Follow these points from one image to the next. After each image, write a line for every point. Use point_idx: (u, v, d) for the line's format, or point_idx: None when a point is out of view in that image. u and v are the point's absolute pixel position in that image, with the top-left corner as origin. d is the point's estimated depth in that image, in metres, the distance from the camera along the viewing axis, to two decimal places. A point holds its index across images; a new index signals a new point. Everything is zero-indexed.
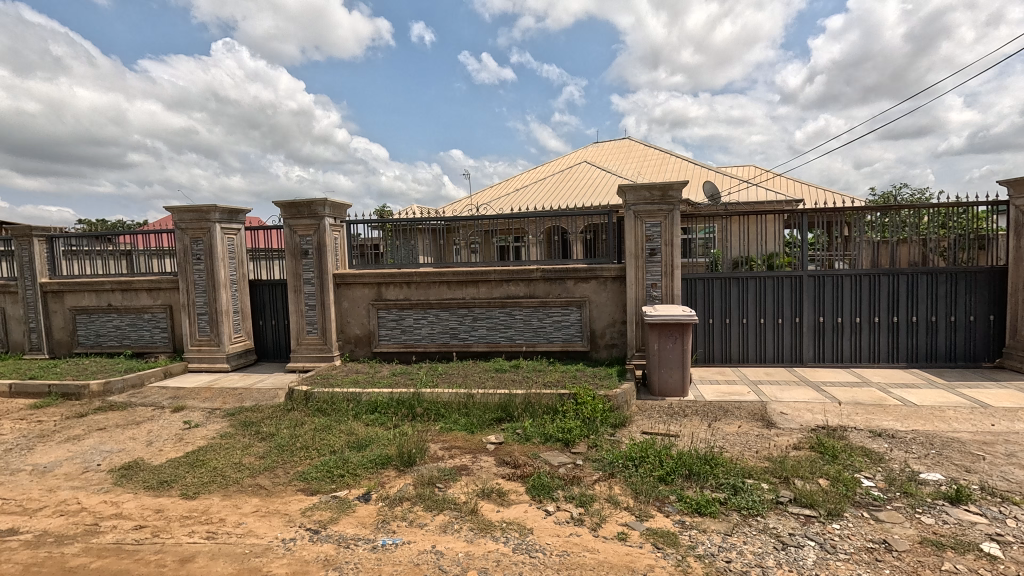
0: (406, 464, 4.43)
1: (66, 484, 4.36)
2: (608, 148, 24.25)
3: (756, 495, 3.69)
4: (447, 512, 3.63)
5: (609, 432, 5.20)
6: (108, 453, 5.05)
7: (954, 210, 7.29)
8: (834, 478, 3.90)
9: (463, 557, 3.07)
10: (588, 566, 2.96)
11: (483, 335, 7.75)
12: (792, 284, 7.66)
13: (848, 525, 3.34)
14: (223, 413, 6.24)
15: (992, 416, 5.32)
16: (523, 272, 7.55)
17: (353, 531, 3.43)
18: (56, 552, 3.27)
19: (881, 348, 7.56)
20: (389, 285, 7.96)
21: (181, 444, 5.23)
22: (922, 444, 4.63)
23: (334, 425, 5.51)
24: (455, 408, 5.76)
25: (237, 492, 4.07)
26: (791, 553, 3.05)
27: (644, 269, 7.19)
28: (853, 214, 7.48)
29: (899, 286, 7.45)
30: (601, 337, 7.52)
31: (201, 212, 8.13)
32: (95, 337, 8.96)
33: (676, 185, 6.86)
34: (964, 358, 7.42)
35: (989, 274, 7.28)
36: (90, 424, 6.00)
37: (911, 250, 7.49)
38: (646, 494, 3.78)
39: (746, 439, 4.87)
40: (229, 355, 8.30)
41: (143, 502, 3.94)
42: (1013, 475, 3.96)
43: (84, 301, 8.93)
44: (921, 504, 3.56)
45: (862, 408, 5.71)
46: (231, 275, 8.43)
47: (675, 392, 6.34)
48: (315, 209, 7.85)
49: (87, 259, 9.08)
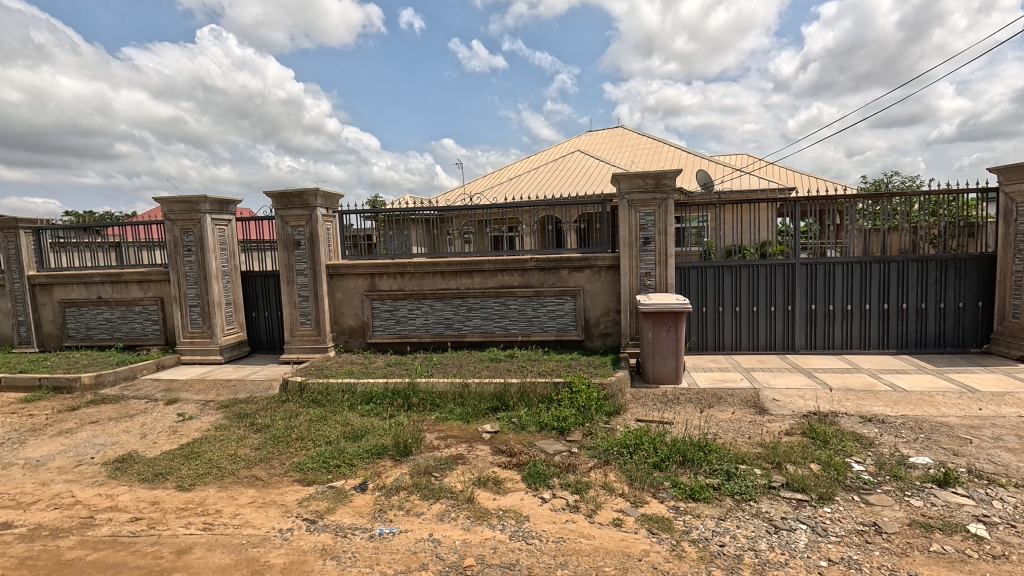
0: (402, 453, 4.45)
1: (59, 478, 4.33)
2: (602, 137, 24.16)
3: (749, 480, 3.73)
4: (444, 500, 3.65)
5: (604, 419, 5.23)
6: (102, 446, 5.03)
7: (945, 198, 7.30)
8: (826, 463, 3.96)
9: (460, 545, 3.09)
10: (584, 553, 2.99)
11: (478, 325, 7.75)
12: (785, 272, 7.70)
13: (839, 508, 3.39)
14: (217, 405, 6.21)
15: (980, 400, 5.41)
16: (517, 262, 7.54)
17: (351, 521, 3.44)
18: (52, 545, 3.27)
19: (872, 335, 7.64)
20: (382, 275, 7.91)
21: (175, 437, 5.20)
22: (911, 429, 4.70)
23: (329, 415, 5.52)
24: (450, 398, 5.78)
25: (233, 483, 4.07)
26: (783, 537, 3.10)
27: (638, 258, 7.20)
28: (846, 202, 7.53)
29: (890, 274, 7.52)
30: (596, 326, 7.55)
31: (190, 203, 8.02)
32: (86, 331, 8.87)
33: (670, 174, 6.86)
34: (953, 345, 7.52)
35: (979, 261, 7.37)
36: (82, 417, 5.98)
37: (902, 238, 7.54)
38: (641, 481, 3.81)
39: (739, 426, 4.91)
40: (223, 347, 8.28)
41: (138, 495, 3.92)
42: (1000, 458, 4.03)
43: (74, 294, 8.82)
44: (910, 487, 3.63)
45: (852, 394, 5.79)
46: (223, 267, 8.35)
47: (669, 379, 6.38)
48: (307, 199, 7.79)
49: (76, 251, 8.97)
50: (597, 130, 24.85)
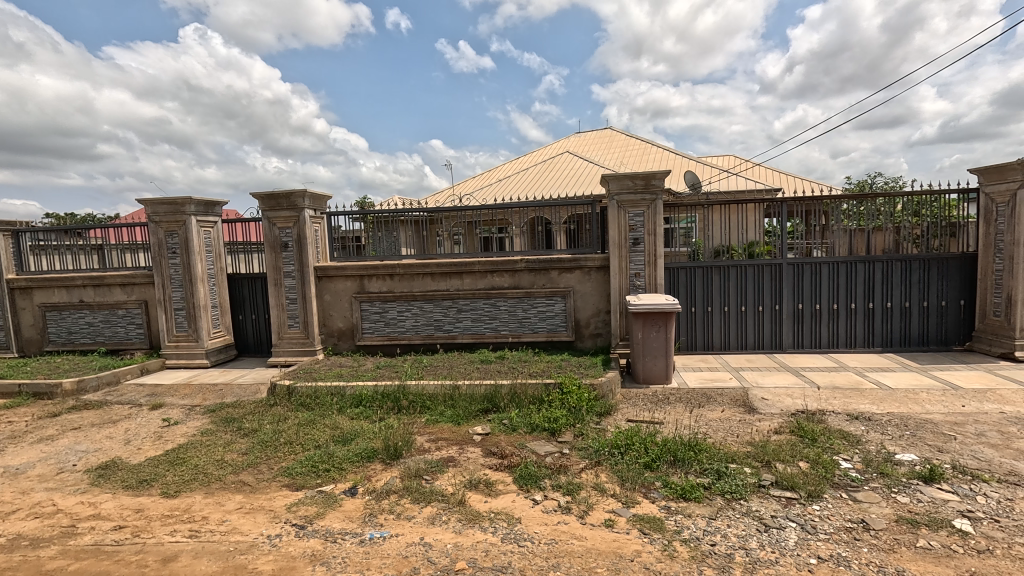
0: (392, 456, 4.41)
1: (40, 486, 4.23)
2: (590, 138, 24.23)
3: (739, 479, 3.76)
4: (435, 504, 3.63)
5: (595, 420, 5.24)
6: (84, 453, 4.93)
7: (927, 198, 7.44)
8: (814, 461, 4.00)
9: (452, 548, 3.07)
10: (576, 554, 2.98)
11: (468, 327, 7.73)
12: (772, 272, 7.78)
13: (828, 506, 3.42)
14: (204, 410, 6.11)
15: (962, 397, 5.50)
16: (507, 263, 7.52)
17: (340, 526, 3.40)
18: (32, 555, 3.18)
19: (857, 335, 7.74)
20: (372, 277, 7.85)
21: (160, 442, 5.12)
22: (897, 426, 4.77)
23: (318, 419, 5.46)
24: (441, 400, 5.74)
25: (220, 489, 4.01)
26: (773, 535, 3.12)
27: (628, 258, 7.22)
28: (831, 202, 7.61)
29: (875, 273, 7.62)
30: (586, 327, 7.56)
31: (176, 204, 7.90)
32: (67, 335, 8.69)
33: (659, 174, 6.88)
34: (936, 343, 7.64)
35: (960, 261, 7.50)
36: (64, 424, 5.84)
37: (885, 237, 7.65)
38: (632, 481, 3.81)
39: (729, 426, 4.94)
40: (209, 351, 8.15)
41: (122, 502, 3.84)
42: (983, 453, 4.11)
43: (54, 298, 8.64)
44: (896, 484, 3.67)
45: (839, 391, 5.87)
46: (208, 268, 8.25)
47: (659, 378, 6.41)
48: (295, 200, 7.70)
49: (56, 254, 8.75)
50: (587, 131, 25.03)
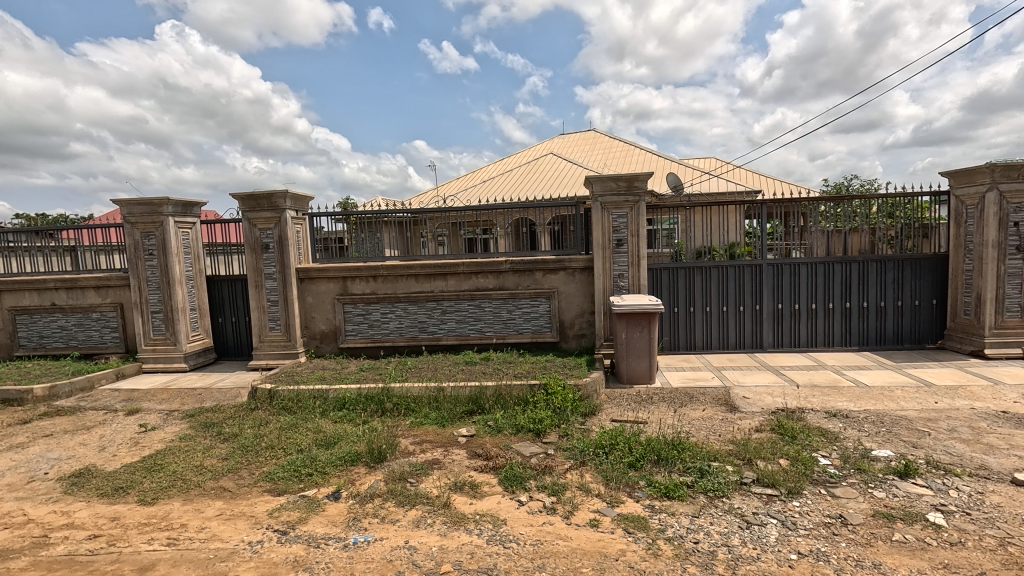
0: (377, 460, 4.37)
1: (9, 495, 4.10)
2: (574, 140, 24.34)
3: (721, 477, 3.81)
4: (420, 506, 3.60)
5: (580, 420, 5.27)
6: (56, 460, 4.78)
7: (900, 200, 7.64)
8: (794, 458, 4.07)
9: (437, 551, 3.06)
10: (561, 554, 2.99)
11: (453, 328, 7.70)
12: (753, 273, 7.91)
13: (807, 502, 3.49)
14: (182, 415, 5.98)
15: (935, 394, 5.66)
16: (491, 264, 7.52)
17: (324, 530, 3.36)
18: (1, 567, 3.08)
19: (835, 334, 7.91)
20: (355, 278, 7.78)
21: (136, 449, 4.99)
22: (874, 423, 4.88)
23: (300, 423, 5.38)
24: (425, 402, 5.71)
25: (199, 496, 3.92)
26: (755, 532, 3.17)
27: (611, 259, 7.27)
28: (809, 204, 7.77)
29: (852, 274, 7.79)
30: (570, 327, 7.59)
31: (153, 205, 7.73)
32: (38, 339, 8.43)
33: (642, 176, 6.94)
34: (910, 341, 7.85)
35: (932, 261, 7.72)
36: (35, 431, 5.66)
37: (861, 238, 7.83)
38: (617, 481, 3.84)
39: (711, 424, 5.01)
40: (187, 354, 7.99)
41: (97, 511, 3.74)
42: (955, 448, 4.23)
43: (25, 301, 8.38)
44: (873, 479, 3.76)
45: (818, 390, 5.98)
46: (187, 270, 8.08)
47: (642, 378, 6.46)
48: (276, 201, 7.59)
49: (26, 256, 8.47)
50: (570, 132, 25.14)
